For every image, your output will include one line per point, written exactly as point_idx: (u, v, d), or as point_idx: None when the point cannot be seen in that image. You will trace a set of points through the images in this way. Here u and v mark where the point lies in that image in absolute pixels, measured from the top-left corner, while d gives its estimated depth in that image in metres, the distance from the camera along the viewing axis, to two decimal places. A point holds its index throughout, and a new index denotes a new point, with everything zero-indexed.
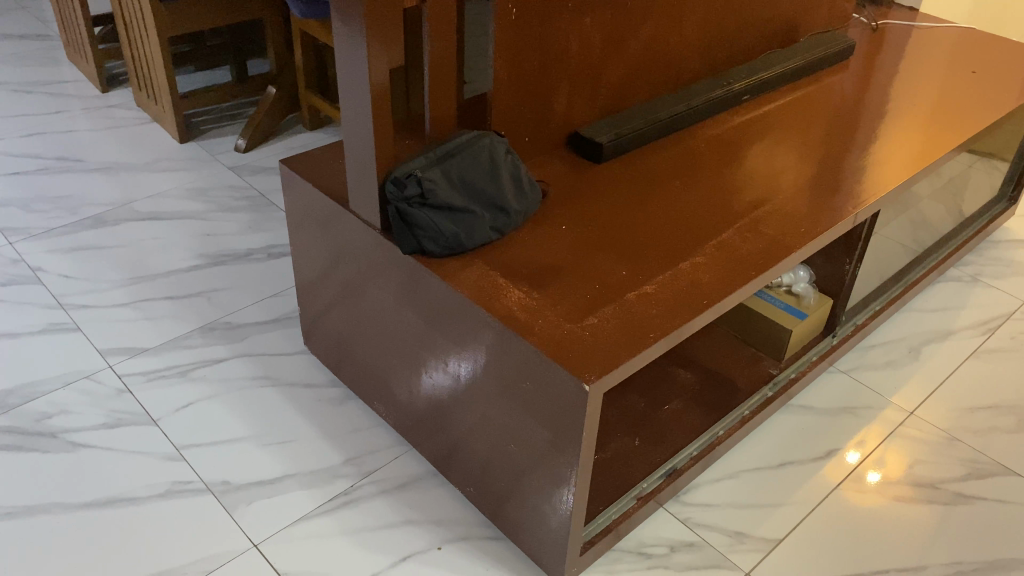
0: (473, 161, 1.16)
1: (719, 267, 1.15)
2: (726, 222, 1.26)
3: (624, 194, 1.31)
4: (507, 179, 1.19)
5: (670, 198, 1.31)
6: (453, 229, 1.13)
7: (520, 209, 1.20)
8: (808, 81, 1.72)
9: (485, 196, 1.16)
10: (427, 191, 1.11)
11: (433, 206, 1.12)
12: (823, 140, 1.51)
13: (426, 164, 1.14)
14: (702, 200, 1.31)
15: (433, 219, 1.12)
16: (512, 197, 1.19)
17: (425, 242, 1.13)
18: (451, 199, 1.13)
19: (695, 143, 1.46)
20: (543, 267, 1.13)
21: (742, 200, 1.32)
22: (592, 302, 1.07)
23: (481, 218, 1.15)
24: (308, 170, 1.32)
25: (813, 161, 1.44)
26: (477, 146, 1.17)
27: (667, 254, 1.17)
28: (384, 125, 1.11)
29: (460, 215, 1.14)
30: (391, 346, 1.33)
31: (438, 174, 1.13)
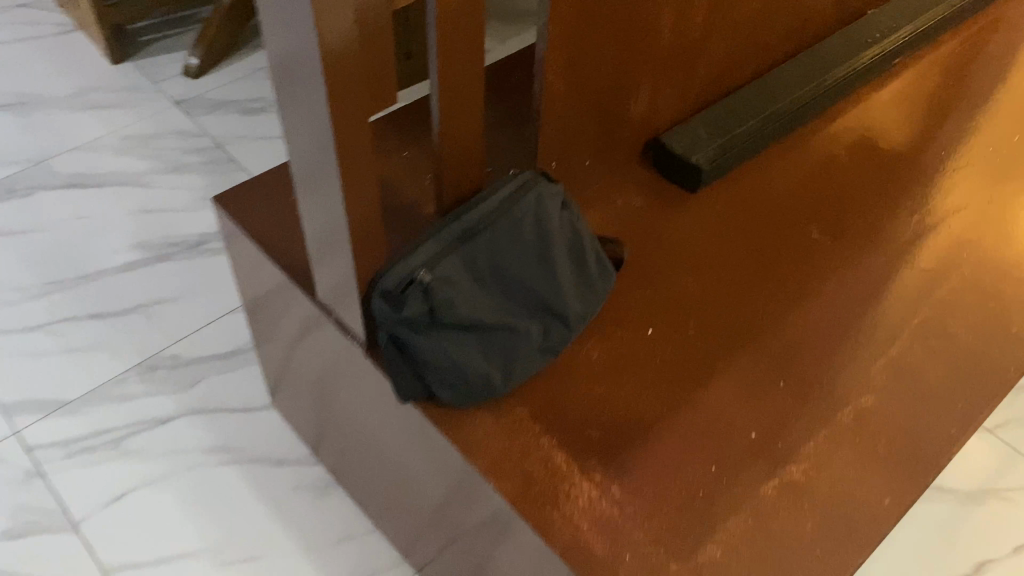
0: (511, 239, 0.72)
1: (899, 419, 0.73)
2: (897, 312, 0.82)
3: (735, 254, 0.86)
4: (563, 261, 0.74)
5: (803, 262, 0.86)
6: (482, 361, 0.70)
7: (585, 308, 0.75)
8: (977, 21, 1.20)
9: (529, 297, 0.73)
10: (440, 305, 0.67)
11: (448, 327, 0.69)
12: (1010, 145, 1.04)
13: (439, 251, 0.69)
14: (852, 266, 0.86)
15: (449, 351, 0.68)
16: (573, 291, 0.75)
17: (438, 387, 0.70)
18: (477, 312, 0.69)
19: (831, 150, 0.99)
20: (624, 425, 0.71)
21: (911, 261, 0.87)
22: (712, 509, 0.67)
23: (526, 336, 0.72)
24: (258, 215, 0.87)
25: (1001, 186, 0.99)
26: (518, 211, 0.72)
27: (815, 390, 0.75)
28: (362, 198, 0.65)
29: (491, 335, 0.70)
30: (378, 453, 0.94)
31: (457, 270, 0.69)
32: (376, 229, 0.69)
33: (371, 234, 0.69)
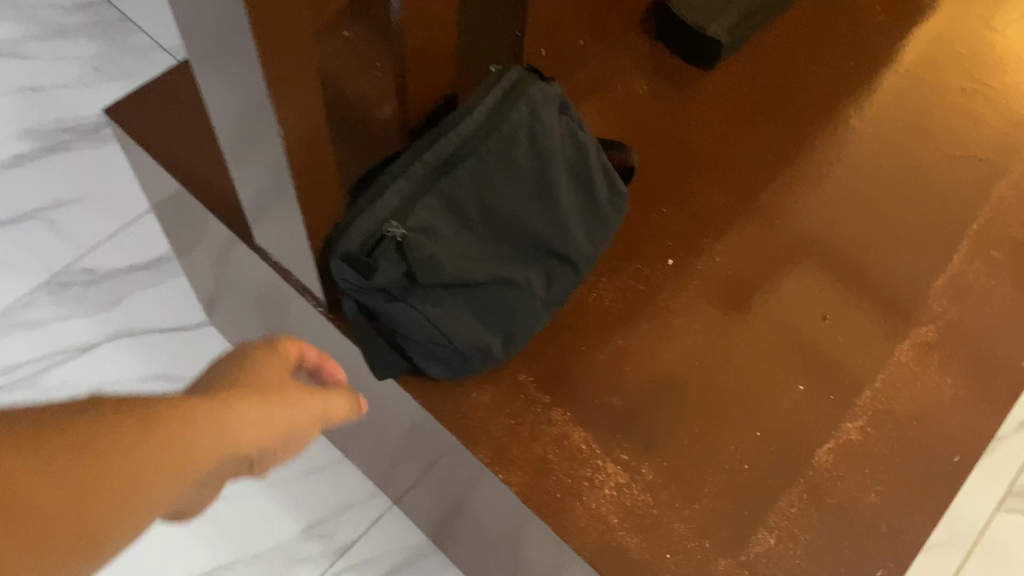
0: (500, 166, 0.55)
1: (965, 353, 0.63)
2: (954, 214, 0.69)
3: (760, 154, 0.72)
4: (567, 187, 0.58)
5: (839, 159, 0.72)
6: (476, 326, 0.56)
7: (595, 241, 0.61)
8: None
9: (528, 237, 0.57)
10: (420, 265, 0.52)
11: (432, 289, 0.54)
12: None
13: (411, 192, 0.53)
14: (896, 156, 0.73)
15: (437, 321, 0.54)
16: (580, 221, 0.60)
17: (424, 361, 0.56)
18: (466, 266, 0.54)
19: (863, 5, 0.82)
20: (649, 388, 0.60)
21: (963, 145, 0.74)
22: (759, 485, 0.57)
23: (528, 288, 0.57)
24: (165, 130, 0.68)
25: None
26: (506, 127, 0.55)
27: (866, 321, 0.64)
28: (301, 115, 0.48)
29: (485, 293, 0.56)
30: None
31: (435, 214, 0.53)
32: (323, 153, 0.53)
33: (318, 167, 0.53)
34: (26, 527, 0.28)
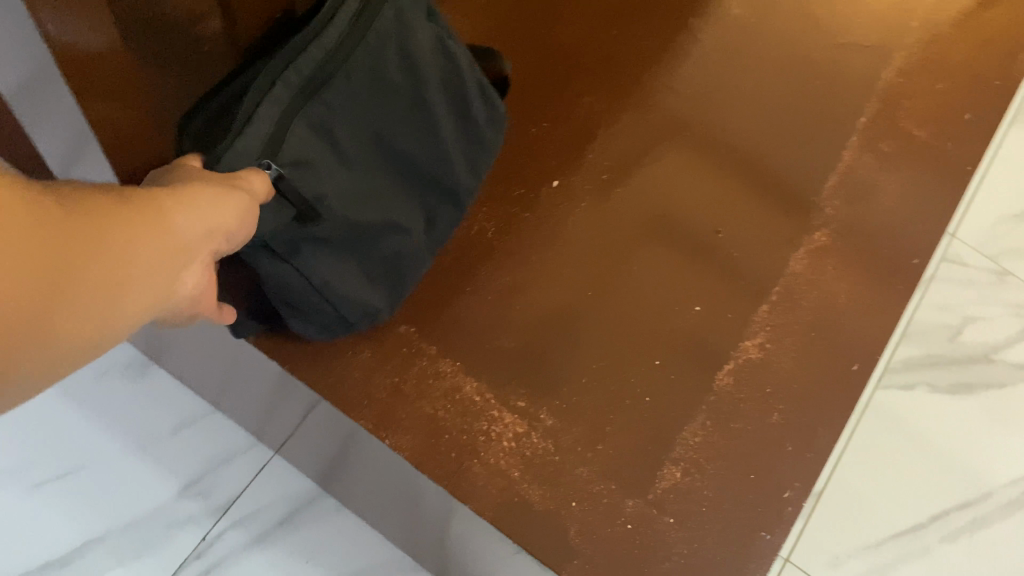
0: (377, 84, 0.46)
1: (860, 253, 0.60)
2: (841, 106, 0.66)
3: (641, 54, 0.66)
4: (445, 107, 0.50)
5: (724, 55, 0.67)
6: (357, 275, 0.49)
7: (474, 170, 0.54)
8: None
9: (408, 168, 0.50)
10: (306, 211, 0.43)
11: (314, 237, 0.45)
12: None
13: (286, 120, 0.42)
14: (782, 47, 0.68)
15: (321, 274, 0.46)
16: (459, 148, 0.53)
17: (301, 319, 0.49)
18: (351, 207, 0.46)
19: None
20: (542, 325, 0.55)
21: (848, 30, 0.70)
22: (663, 416, 0.54)
23: (410, 230, 0.51)
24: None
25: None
26: (379, 35, 0.46)
27: (759, 230, 0.61)
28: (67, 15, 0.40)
29: (368, 238, 0.49)
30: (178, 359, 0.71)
31: (315, 145, 0.44)
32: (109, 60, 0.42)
33: (119, 94, 0.44)
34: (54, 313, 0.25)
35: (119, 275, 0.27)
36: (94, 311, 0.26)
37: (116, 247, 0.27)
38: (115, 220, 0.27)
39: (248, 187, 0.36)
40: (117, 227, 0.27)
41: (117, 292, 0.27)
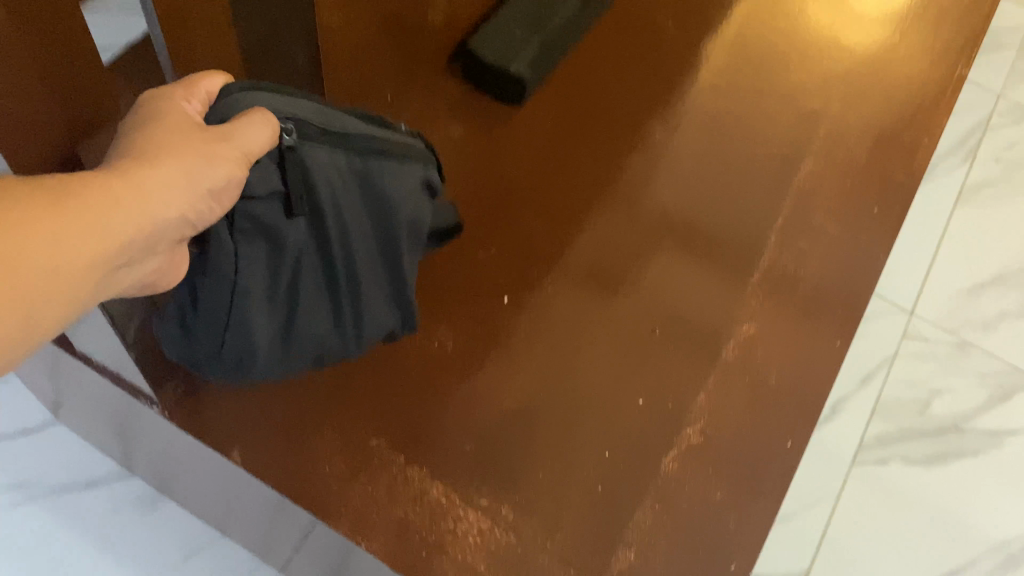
0: (371, 197, 0.53)
1: (786, 339, 0.67)
2: (761, 211, 0.74)
3: (575, 182, 0.74)
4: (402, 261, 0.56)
5: (652, 176, 0.76)
6: (261, 325, 0.51)
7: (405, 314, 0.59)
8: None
9: (341, 283, 0.54)
10: (274, 218, 0.50)
11: (254, 257, 0.50)
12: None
13: (321, 148, 0.50)
14: (704, 165, 0.77)
15: (234, 287, 0.49)
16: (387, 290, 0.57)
17: (189, 317, 0.51)
18: (288, 257, 0.51)
19: (656, 20, 0.86)
20: (500, 429, 0.61)
21: (763, 144, 0.79)
22: (615, 505, 0.59)
23: (314, 330, 0.53)
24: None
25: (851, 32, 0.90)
26: (405, 171, 0.54)
27: (692, 328, 0.67)
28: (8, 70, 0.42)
29: (280, 298, 0.52)
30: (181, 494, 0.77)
31: (321, 189, 0.50)
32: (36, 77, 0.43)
33: None
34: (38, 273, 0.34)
35: (80, 232, 0.36)
36: (39, 257, 0.34)
37: (80, 209, 0.36)
38: (80, 190, 0.36)
39: (241, 147, 0.44)
40: (85, 190, 0.37)
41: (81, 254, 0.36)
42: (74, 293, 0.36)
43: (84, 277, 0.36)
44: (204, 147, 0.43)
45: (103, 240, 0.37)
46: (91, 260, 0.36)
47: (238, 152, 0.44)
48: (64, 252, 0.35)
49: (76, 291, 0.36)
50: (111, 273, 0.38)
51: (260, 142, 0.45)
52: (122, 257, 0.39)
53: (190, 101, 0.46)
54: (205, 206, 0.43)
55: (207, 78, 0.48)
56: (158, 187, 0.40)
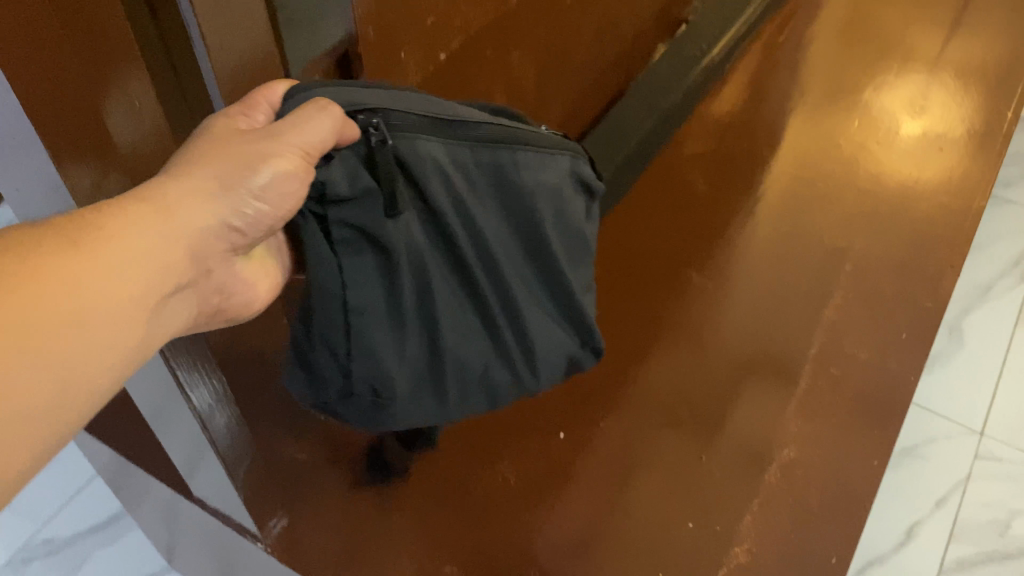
0: (507, 192, 0.49)
1: (825, 460, 0.73)
2: (796, 344, 0.82)
3: (621, 326, 0.82)
4: (560, 266, 0.52)
5: (692, 317, 0.84)
6: (389, 355, 0.46)
7: (576, 331, 0.56)
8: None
9: (490, 295, 0.50)
10: (371, 221, 0.43)
11: (362, 272, 0.44)
12: (907, 115, 1.06)
13: (427, 137, 0.44)
14: (739, 306, 0.85)
15: (356, 311, 0.45)
16: (553, 309, 0.55)
17: (318, 352, 0.46)
18: (411, 265, 0.46)
19: (689, 178, 0.96)
20: (562, 556, 0.68)
21: (793, 284, 0.87)
22: None
23: (465, 350, 0.50)
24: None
25: (906, 165, 1.00)
26: (544, 162, 0.50)
27: (735, 455, 0.74)
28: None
29: (418, 318, 0.48)
30: None
31: (432, 184, 0.45)
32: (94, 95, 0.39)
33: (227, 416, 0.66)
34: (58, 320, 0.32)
35: (105, 272, 0.34)
36: (61, 301, 0.32)
37: (101, 244, 0.34)
38: (96, 222, 0.34)
39: (299, 143, 0.39)
40: (102, 223, 0.34)
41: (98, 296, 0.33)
42: (119, 332, 0.34)
43: (123, 315, 0.34)
44: (250, 150, 0.39)
45: (132, 273, 0.35)
46: (127, 297, 0.34)
47: (292, 149, 0.39)
48: (91, 294, 0.33)
49: (121, 330, 0.34)
50: (161, 303, 0.37)
51: (318, 136, 0.39)
52: (168, 283, 0.37)
53: (250, 114, 0.41)
54: (260, 210, 0.40)
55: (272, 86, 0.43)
56: (189, 205, 0.37)
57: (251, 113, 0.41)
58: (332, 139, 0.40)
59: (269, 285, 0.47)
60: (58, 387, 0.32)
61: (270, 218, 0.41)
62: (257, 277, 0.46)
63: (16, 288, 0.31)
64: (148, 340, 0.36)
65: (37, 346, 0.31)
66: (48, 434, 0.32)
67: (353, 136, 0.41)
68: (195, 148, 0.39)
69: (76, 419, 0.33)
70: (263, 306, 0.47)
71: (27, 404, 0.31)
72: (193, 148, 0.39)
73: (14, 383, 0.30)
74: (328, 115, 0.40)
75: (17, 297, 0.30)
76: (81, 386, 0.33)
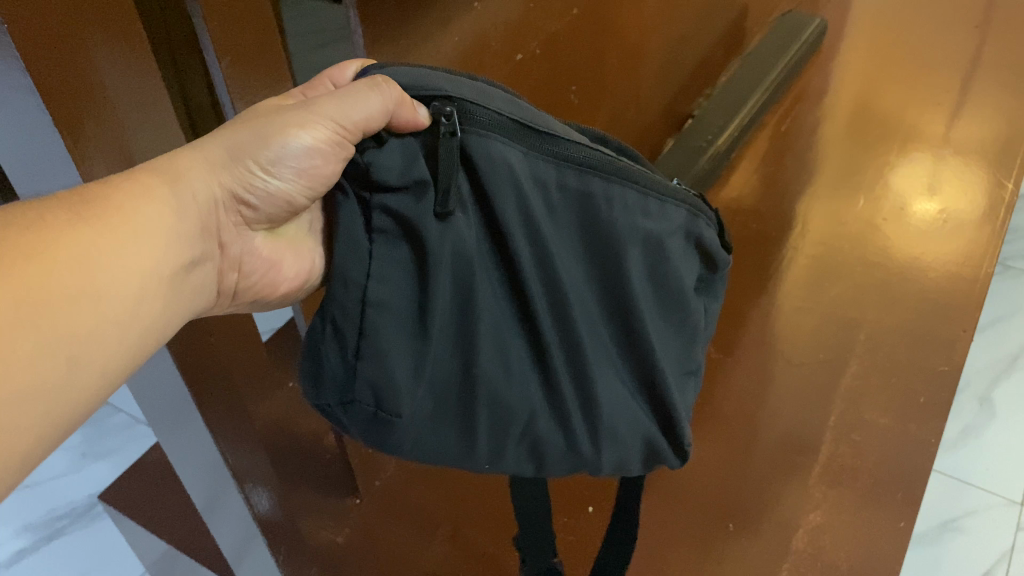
0: (588, 223, 0.50)
1: (850, 526, 0.75)
2: (815, 413, 0.84)
3: None
4: (637, 321, 0.52)
5: (712, 389, 0.86)
6: (406, 357, 0.46)
7: (655, 412, 0.56)
8: (800, 81, 1.26)
9: (552, 338, 0.50)
10: (419, 213, 0.44)
11: (393, 267, 0.45)
12: (921, 195, 1.09)
13: (503, 141, 0.46)
14: (756, 375, 0.88)
15: (374, 301, 0.45)
16: (626, 376, 0.54)
17: (327, 343, 0.46)
18: (457, 270, 0.46)
19: None
20: None
21: (809, 355, 0.90)
22: None
23: (506, 388, 0.49)
24: (155, 505, 0.83)
25: (922, 242, 1.03)
26: (638, 202, 0.51)
27: (765, 528, 0.74)
28: (223, 357, 0.58)
29: (454, 336, 0.48)
30: None
31: (502, 196, 0.46)
32: (84, 51, 0.40)
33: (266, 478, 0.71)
34: (73, 294, 0.34)
35: (114, 244, 0.36)
36: (72, 272, 0.34)
37: (113, 219, 0.36)
38: (103, 195, 0.37)
39: (335, 117, 0.42)
40: (112, 198, 0.37)
41: (107, 268, 0.35)
42: (133, 302, 0.36)
43: (135, 285, 0.37)
44: (283, 121, 0.42)
45: (140, 246, 0.37)
46: (137, 270, 0.37)
47: (325, 122, 0.42)
48: (101, 265, 0.35)
49: (133, 301, 0.36)
50: (178, 273, 0.40)
51: (364, 114, 0.42)
52: (185, 251, 0.40)
53: (319, 84, 0.48)
54: (273, 181, 0.44)
55: (349, 64, 0.48)
56: (201, 174, 0.41)
57: (308, 92, 0.47)
58: (380, 117, 0.43)
59: (297, 266, 0.50)
60: (70, 360, 0.34)
61: (284, 194, 0.44)
62: (282, 253, 0.49)
63: (28, 256, 0.33)
64: (163, 311, 0.39)
65: (49, 314, 0.33)
66: (61, 404, 0.33)
67: (421, 121, 0.45)
68: (237, 120, 0.43)
69: (90, 390, 0.35)
70: (289, 290, 0.50)
71: (40, 370, 0.32)
72: (235, 121, 0.43)
73: (23, 350, 0.32)
74: (377, 93, 0.43)
75: (32, 267, 0.33)
76: (91, 360, 0.35)
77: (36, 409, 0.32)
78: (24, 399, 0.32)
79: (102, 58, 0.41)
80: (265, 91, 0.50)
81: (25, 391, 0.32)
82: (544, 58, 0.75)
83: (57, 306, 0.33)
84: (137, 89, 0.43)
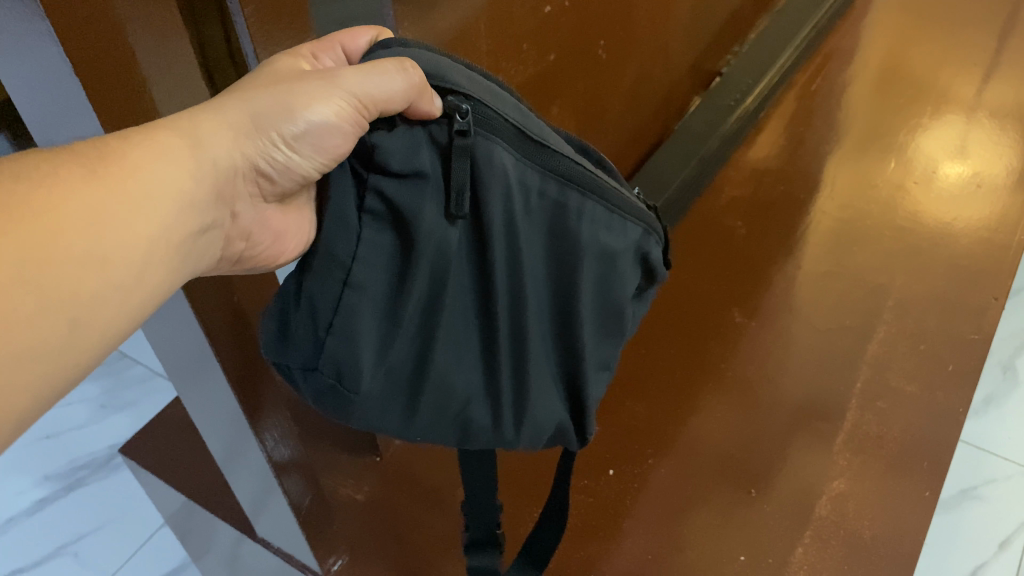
0: (557, 234, 0.48)
1: (876, 493, 0.74)
2: (840, 378, 0.83)
3: (674, 365, 0.84)
4: (579, 328, 0.51)
5: (736, 353, 0.85)
6: (370, 340, 0.45)
7: (571, 405, 0.55)
8: (831, 39, 1.22)
9: (502, 337, 0.49)
10: (413, 204, 0.43)
11: (378, 251, 0.44)
12: (953, 157, 1.06)
13: (505, 147, 0.44)
14: (781, 338, 0.86)
15: (354, 282, 0.44)
16: (557, 374, 0.53)
17: (300, 315, 0.45)
18: (434, 263, 0.45)
19: (728, 222, 0.99)
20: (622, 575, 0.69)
21: (835, 320, 0.88)
22: None
23: (453, 374, 0.48)
24: (176, 459, 0.83)
25: (952, 205, 1.01)
26: (604, 217, 0.49)
27: (787, 494, 0.74)
28: (251, 317, 0.57)
29: (418, 323, 0.47)
30: None
31: (492, 199, 0.44)
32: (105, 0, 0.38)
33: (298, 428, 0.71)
34: (78, 254, 0.33)
35: (126, 205, 0.35)
36: (79, 230, 0.33)
37: (125, 178, 0.35)
38: (119, 152, 0.35)
39: (354, 91, 0.40)
40: (127, 156, 0.35)
41: (117, 229, 0.34)
42: (139, 266, 0.35)
43: (141, 253, 0.35)
44: (305, 90, 0.40)
45: (151, 209, 0.36)
46: (146, 233, 0.35)
47: (346, 97, 0.40)
48: (108, 229, 0.34)
49: (140, 265, 0.35)
50: (186, 240, 0.38)
51: (384, 93, 0.40)
52: (197, 217, 0.39)
53: (328, 53, 0.45)
54: (294, 156, 0.41)
55: (360, 33, 0.47)
56: (223, 142, 0.39)
57: (321, 56, 0.45)
58: (401, 101, 0.41)
59: (300, 242, 0.48)
60: (71, 322, 0.33)
61: (300, 167, 0.42)
62: (288, 225, 0.47)
63: (36, 213, 0.32)
64: (170, 274, 0.37)
65: (53, 275, 0.32)
66: (60, 366, 0.33)
67: (434, 113, 0.43)
68: (254, 84, 0.41)
69: (94, 350, 0.34)
70: (290, 261, 0.48)
71: (41, 331, 0.32)
72: (250, 86, 0.41)
73: (25, 310, 0.31)
74: (402, 76, 0.41)
75: (40, 225, 0.32)
76: (93, 321, 0.34)
77: (35, 369, 0.32)
78: (22, 360, 0.31)
79: (129, 12, 0.39)
80: (289, 36, 0.48)
81: (24, 350, 0.31)
82: (573, 10, 0.73)
83: (59, 266, 0.32)
84: (164, 41, 0.42)
